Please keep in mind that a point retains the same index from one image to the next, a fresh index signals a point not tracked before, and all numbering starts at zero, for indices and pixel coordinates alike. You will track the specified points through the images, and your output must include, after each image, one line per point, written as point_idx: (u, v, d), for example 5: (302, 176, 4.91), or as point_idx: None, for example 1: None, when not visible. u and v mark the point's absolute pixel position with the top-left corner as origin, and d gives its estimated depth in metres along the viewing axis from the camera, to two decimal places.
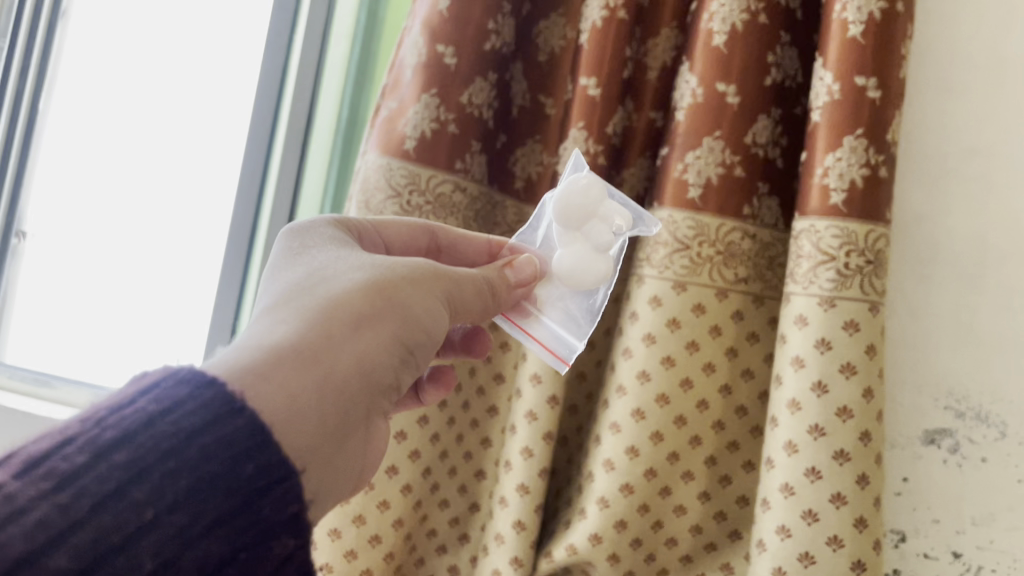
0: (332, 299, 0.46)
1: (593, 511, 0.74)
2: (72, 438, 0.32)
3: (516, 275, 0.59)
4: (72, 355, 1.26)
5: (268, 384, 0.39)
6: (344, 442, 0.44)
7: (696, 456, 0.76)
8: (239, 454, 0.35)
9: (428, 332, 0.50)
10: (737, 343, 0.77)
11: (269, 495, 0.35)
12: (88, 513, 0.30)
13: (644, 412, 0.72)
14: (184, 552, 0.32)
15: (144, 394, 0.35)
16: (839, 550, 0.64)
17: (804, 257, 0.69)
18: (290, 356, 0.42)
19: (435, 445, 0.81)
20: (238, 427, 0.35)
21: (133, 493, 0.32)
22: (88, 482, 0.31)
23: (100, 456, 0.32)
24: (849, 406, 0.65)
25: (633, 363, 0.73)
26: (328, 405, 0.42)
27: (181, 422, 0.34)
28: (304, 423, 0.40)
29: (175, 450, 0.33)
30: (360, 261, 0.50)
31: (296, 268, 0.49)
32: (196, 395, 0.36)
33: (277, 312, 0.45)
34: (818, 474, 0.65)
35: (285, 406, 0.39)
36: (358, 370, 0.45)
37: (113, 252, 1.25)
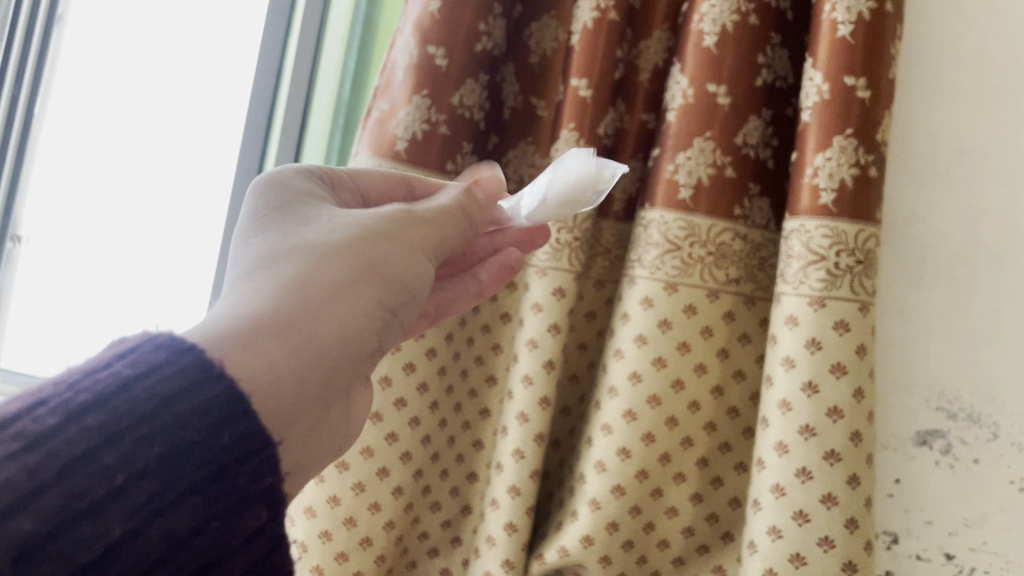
0: (311, 262, 0.45)
1: (585, 512, 0.73)
2: (45, 400, 0.33)
3: (485, 193, 0.58)
4: (66, 356, 1.26)
5: (242, 353, 0.39)
6: (326, 405, 0.45)
7: (688, 457, 0.76)
8: (215, 423, 0.35)
9: (410, 288, 0.51)
10: (728, 344, 0.77)
11: (245, 466, 0.35)
12: (55, 477, 0.30)
13: (635, 413, 0.72)
14: (152, 522, 0.32)
15: (121, 358, 0.35)
16: (830, 551, 0.64)
17: (794, 257, 0.68)
18: (267, 327, 0.41)
19: (426, 447, 0.81)
20: (215, 395, 0.35)
21: (103, 457, 0.32)
22: (58, 446, 0.31)
23: (72, 418, 0.32)
24: (839, 406, 0.65)
25: (625, 364, 0.73)
26: (308, 370, 0.43)
27: (156, 387, 0.34)
28: (283, 388, 0.40)
29: (149, 416, 0.33)
30: (337, 219, 0.49)
31: (272, 225, 0.48)
32: (173, 360, 0.36)
33: (252, 278, 0.44)
34: (808, 474, 0.65)
35: (262, 376, 0.39)
36: (340, 336, 0.45)
37: (108, 254, 1.25)
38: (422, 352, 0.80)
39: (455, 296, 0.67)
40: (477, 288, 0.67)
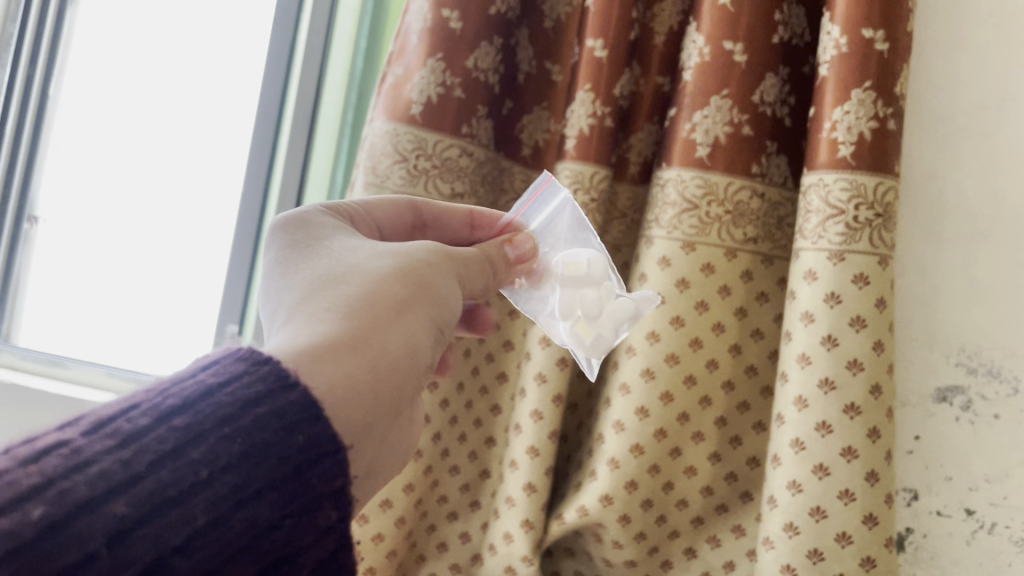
0: (365, 285, 0.46)
1: (604, 472, 0.74)
2: (137, 404, 0.33)
3: (516, 253, 0.62)
4: (84, 336, 1.27)
5: (322, 370, 0.39)
6: (392, 426, 0.45)
7: (707, 417, 0.76)
8: (289, 425, 0.34)
9: (453, 306, 0.51)
10: (746, 304, 0.77)
11: (318, 466, 0.34)
12: (147, 468, 0.30)
13: (653, 371, 0.72)
14: (234, 511, 0.31)
15: (205, 369, 0.35)
16: (851, 504, 0.64)
17: (813, 212, 0.68)
18: (338, 343, 0.41)
19: (444, 409, 0.82)
20: (291, 401, 0.35)
21: (189, 453, 0.31)
22: (150, 442, 0.31)
23: (162, 419, 0.32)
24: (858, 359, 0.65)
25: (641, 324, 0.73)
26: (381, 386, 0.43)
27: (237, 392, 0.34)
28: (361, 403, 0.40)
29: (231, 417, 0.33)
30: (376, 248, 0.50)
31: (311, 255, 0.48)
32: (252, 370, 0.35)
33: (312, 304, 0.44)
34: (829, 428, 0.65)
35: (341, 393, 0.39)
36: (405, 353, 0.45)
37: (122, 233, 1.26)
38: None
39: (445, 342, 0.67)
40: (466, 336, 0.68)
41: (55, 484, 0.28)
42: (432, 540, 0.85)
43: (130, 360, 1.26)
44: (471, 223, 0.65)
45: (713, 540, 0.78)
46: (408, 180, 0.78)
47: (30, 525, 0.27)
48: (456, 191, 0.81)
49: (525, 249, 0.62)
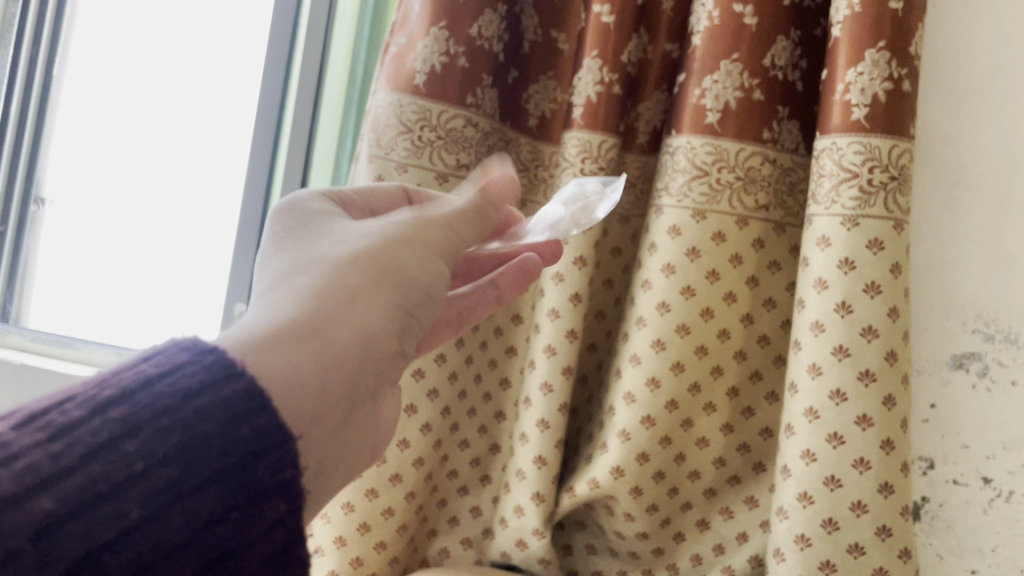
0: (332, 271, 0.45)
1: (615, 443, 0.73)
2: (73, 395, 0.33)
3: (499, 194, 0.54)
4: (92, 318, 1.27)
5: (273, 359, 0.38)
6: (349, 409, 0.43)
7: (718, 387, 0.75)
8: (234, 417, 0.34)
9: (428, 292, 0.49)
10: (758, 273, 0.76)
11: (264, 460, 0.34)
12: (78, 461, 0.30)
13: (664, 342, 0.72)
14: (172, 506, 0.31)
15: (147, 359, 0.36)
16: (866, 473, 0.64)
17: (826, 175, 0.67)
18: (291, 330, 0.40)
19: (453, 384, 0.81)
20: (236, 391, 0.35)
21: (124, 446, 0.31)
22: (82, 434, 0.31)
23: (97, 411, 0.32)
24: (873, 326, 0.64)
25: (652, 295, 0.72)
26: (334, 372, 0.42)
27: (179, 383, 0.34)
28: (310, 392, 0.39)
29: (171, 409, 0.33)
30: (356, 234, 0.48)
31: (291, 243, 0.47)
32: (195, 360, 0.36)
33: (276, 292, 0.43)
34: (843, 396, 0.64)
35: (291, 382, 0.38)
36: (366, 339, 0.44)
37: (131, 213, 1.26)
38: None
39: (470, 306, 0.64)
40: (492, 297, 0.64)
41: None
42: (443, 515, 0.85)
43: (141, 340, 1.26)
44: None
45: (726, 512, 0.77)
46: (412, 152, 0.77)
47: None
48: (462, 162, 0.80)
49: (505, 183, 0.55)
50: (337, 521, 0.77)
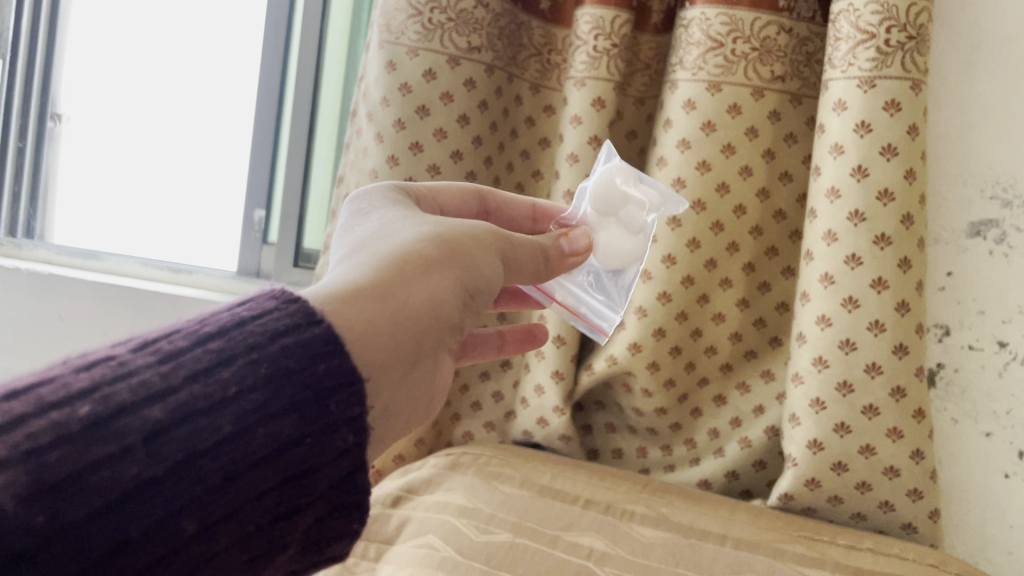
0: (406, 242, 0.41)
1: (632, 320, 0.75)
2: (180, 329, 0.32)
3: (572, 245, 0.52)
4: (114, 231, 1.30)
5: (341, 308, 0.35)
6: (412, 366, 0.39)
7: (734, 263, 0.76)
8: (311, 355, 0.32)
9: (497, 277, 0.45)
10: (775, 146, 0.75)
11: (336, 394, 0.32)
12: (184, 379, 0.29)
13: (680, 219, 0.72)
14: (257, 427, 0.29)
15: (242, 306, 0.34)
16: (880, 335, 0.65)
17: (842, 39, 0.66)
18: (369, 288, 0.37)
19: None
20: (316, 335, 0.33)
21: (221, 372, 0.30)
22: (186, 359, 0.30)
23: (200, 342, 0.31)
24: (889, 189, 0.64)
25: (668, 172, 0.73)
26: (401, 329, 0.38)
27: (267, 324, 0.32)
28: (374, 339, 0.36)
29: (259, 344, 0.31)
30: (421, 215, 0.45)
31: (365, 221, 0.44)
32: (283, 308, 0.33)
33: (341, 263, 0.40)
34: (858, 260, 0.65)
35: (359, 329, 0.35)
36: (430, 302, 0.40)
37: (144, 125, 1.27)
38: (447, 156, 0.79)
39: (479, 338, 0.58)
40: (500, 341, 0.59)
41: (101, 389, 0.27)
42: (466, 400, 0.87)
43: (160, 251, 1.28)
44: (533, 216, 0.60)
45: (742, 386, 0.79)
46: (423, 36, 0.77)
47: (76, 420, 0.26)
48: (474, 44, 0.79)
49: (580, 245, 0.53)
50: None
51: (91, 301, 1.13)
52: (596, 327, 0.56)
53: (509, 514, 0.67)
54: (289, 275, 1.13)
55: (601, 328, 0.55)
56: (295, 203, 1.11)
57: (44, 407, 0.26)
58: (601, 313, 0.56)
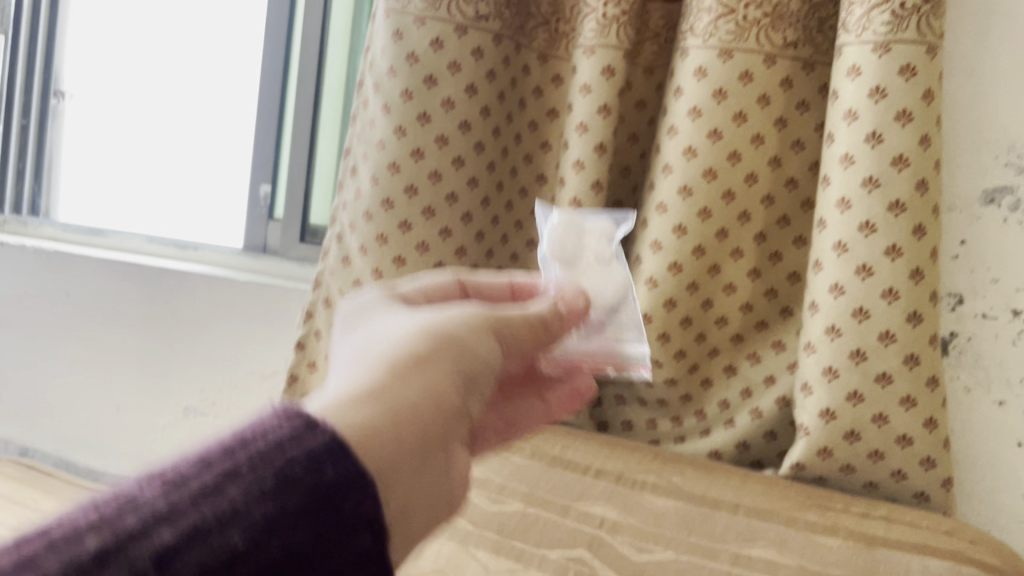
0: (401, 337, 0.38)
1: (642, 291, 0.75)
2: (182, 452, 0.29)
3: (568, 305, 0.48)
4: (120, 208, 1.31)
5: (333, 419, 0.31)
6: (422, 468, 0.34)
7: (746, 233, 0.75)
8: (319, 460, 0.29)
9: (497, 360, 0.41)
10: (786, 113, 0.74)
11: (348, 493, 0.29)
12: (191, 501, 0.26)
13: (691, 188, 0.72)
14: (270, 541, 0.27)
15: (243, 421, 0.31)
16: (894, 303, 0.64)
17: (856, 3, 0.65)
18: (368, 392, 0.34)
19: (480, 241, 0.83)
20: (319, 442, 0.29)
21: (229, 490, 0.27)
22: (190, 482, 0.27)
23: (203, 461, 0.28)
24: (904, 155, 0.63)
25: (679, 140, 0.72)
26: (410, 428, 0.34)
27: (268, 436, 0.29)
28: (382, 440, 0.32)
29: (263, 461, 0.28)
30: (413, 312, 0.42)
31: (355, 332, 0.41)
32: (279, 419, 0.30)
33: (333, 378, 0.37)
34: (872, 228, 0.64)
35: (360, 433, 0.31)
36: (434, 395, 0.36)
37: (151, 100, 1.27)
38: (455, 126, 0.78)
39: (522, 414, 0.54)
40: (547, 410, 0.55)
41: (107, 522, 0.25)
42: None
43: (164, 227, 1.27)
44: (513, 293, 0.56)
45: (753, 357, 0.78)
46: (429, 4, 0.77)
47: (85, 556, 0.24)
48: (481, 13, 0.78)
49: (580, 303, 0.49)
50: None
51: (99, 277, 1.14)
52: (631, 363, 0.51)
53: (522, 484, 0.68)
54: (295, 251, 1.13)
55: (637, 361, 0.51)
56: (301, 177, 1.11)
57: (50, 549, 0.24)
58: (632, 345, 0.52)
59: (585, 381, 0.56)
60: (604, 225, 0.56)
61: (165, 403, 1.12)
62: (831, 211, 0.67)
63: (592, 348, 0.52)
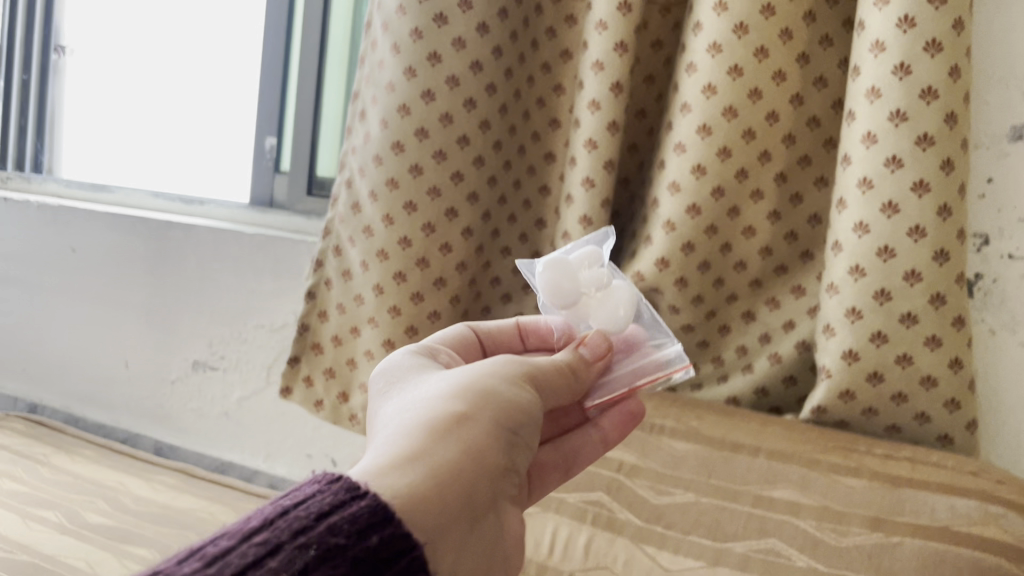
0: (434, 404, 0.41)
1: (660, 235, 0.74)
2: (221, 532, 0.31)
3: (591, 351, 0.50)
4: (122, 163, 1.29)
5: (379, 485, 0.35)
6: (467, 525, 0.38)
7: (767, 174, 0.73)
8: (363, 528, 0.32)
9: (530, 412, 0.44)
10: (809, 49, 0.72)
11: (394, 565, 0.32)
12: None
13: (710, 127, 0.70)
14: None
15: (282, 496, 0.33)
16: (921, 241, 0.62)
17: None
18: (407, 457, 0.37)
19: (493, 187, 0.81)
20: (361, 507, 0.33)
21: (270, 563, 0.29)
22: (232, 557, 0.29)
23: (244, 538, 0.30)
24: (933, 87, 0.61)
25: (698, 78, 0.71)
26: (445, 489, 0.37)
27: (310, 507, 0.32)
28: (421, 507, 0.35)
29: (306, 527, 0.31)
30: (443, 374, 0.45)
31: (392, 397, 0.44)
32: (327, 488, 0.34)
33: (378, 436, 0.40)
34: (899, 163, 0.62)
35: (404, 494, 0.35)
36: (465, 457, 0.39)
37: (153, 53, 1.26)
38: (466, 66, 0.76)
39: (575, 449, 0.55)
40: (601, 436, 0.55)
41: None
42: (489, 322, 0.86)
43: (167, 182, 1.26)
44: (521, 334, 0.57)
45: (772, 303, 0.77)
46: None
47: None
48: None
49: (599, 341, 0.51)
50: (384, 325, 0.80)
51: (104, 231, 1.13)
52: (674, 370, 0.50)
53: None
54: (303, 204, 1.11)
55: (679, 366, 0.50)
56: (307, 127, 1.09)
57: None
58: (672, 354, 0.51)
59: (634, 402, 0.55)
60: (588, 252, 0.55)
61: (174, 357, 1.11)
62: (855, 148, 0.65)
63: (638, 370, 0.52)
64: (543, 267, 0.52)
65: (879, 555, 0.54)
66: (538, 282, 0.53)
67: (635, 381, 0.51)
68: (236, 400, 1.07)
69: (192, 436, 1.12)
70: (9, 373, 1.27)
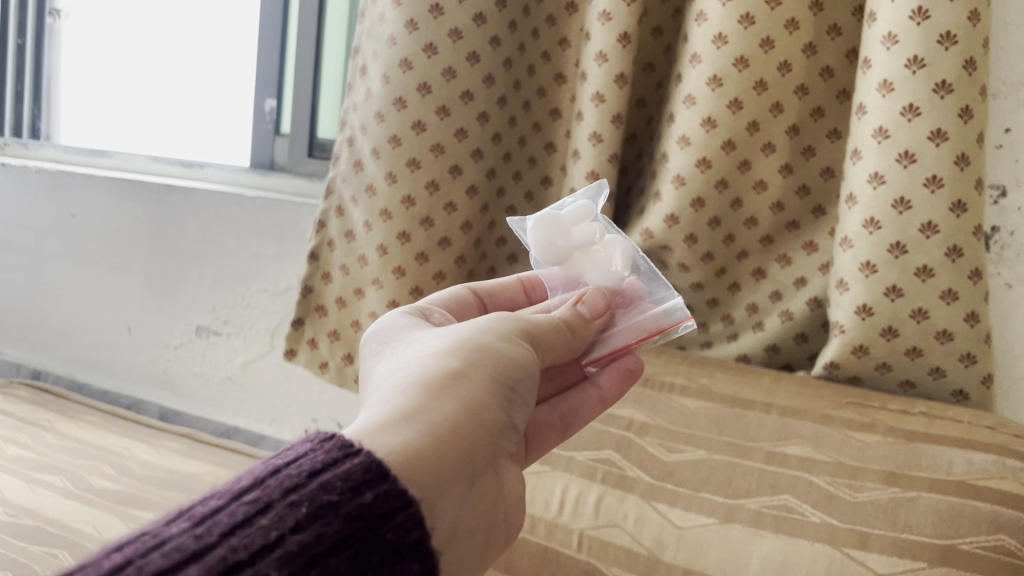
0: (428, 363, 0.40)
1: (669, 190, 0.72)
2: (214, 492, 0.30)
3: (590, 309, 0.50)
4: (121, 128, 1.27)
5: (376, 443, 0.34)
6: (468, 482, 0.37)
7: (778, 126, 0.71)
8: (357, 484, 0.31)
9: (528, 367, 0.42)
10: None
11: (391, 520, 0.30)
12: (220, 536, 0.28)
13: (720, 78, 0.68)
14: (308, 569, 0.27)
15: (276, 455, 0.33)
16: (937, 193, 0.61)
17: None
18: (402, 416, 0.36)
19: (497, 144, 0.79)
20: (354, 464, 0.31)
21: (258, 520, 0.28)
22: (220, 516, 0.28)
23: (235, 496, 0.30)
24: (952, 32, 0.59)
25: (709, 28, 0.68)
26: (444, 446, 0.36)
27: (302, 465, 0.31)
28: (419, 463, 0.34)
29: (297, 485, 0.30)
30: (436, 334, 0.44)
31: (385, 359, 0.43)
32: (319, 446, 0.33)
33: (372, 397, 0.39)
34: (916, 112, 0.60)
35: (399, 451, 0.34)
36: (462, 414, 0.38)
37: (146, 12, 1.23)
38: (468, 18, 0.74)
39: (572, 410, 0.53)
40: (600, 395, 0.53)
41: (134, 562, 0.26)
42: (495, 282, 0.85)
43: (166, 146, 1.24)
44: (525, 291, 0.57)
45: (783, 259, 0.75)
46: None
47: None
48: None
49: (598, 301, 0.50)
50: (389, 286, 0.79)
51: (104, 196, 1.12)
52: (675, 323, 0.50)
53: None
54: (304, 166, 1.09)
55: (680, 319, 0.50)
56: (307, 88, 1.07)
57: None
58: (670, 307, 0.51)
59: (631, 359, 0.53)
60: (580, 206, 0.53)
61: (178, 323, 1.10)
62: (871, 96, 0.63)
63: (634, 324, 0.51)
64: (535, 223, 0.51)
65: (894, 508, 0.53)
66: (530, 239, 0.52)
67: (633, 337, 0.51)
68: (240, 364, 1.06)
69: (198, 401, 1.11)
70: (14, 341, 1.26)
